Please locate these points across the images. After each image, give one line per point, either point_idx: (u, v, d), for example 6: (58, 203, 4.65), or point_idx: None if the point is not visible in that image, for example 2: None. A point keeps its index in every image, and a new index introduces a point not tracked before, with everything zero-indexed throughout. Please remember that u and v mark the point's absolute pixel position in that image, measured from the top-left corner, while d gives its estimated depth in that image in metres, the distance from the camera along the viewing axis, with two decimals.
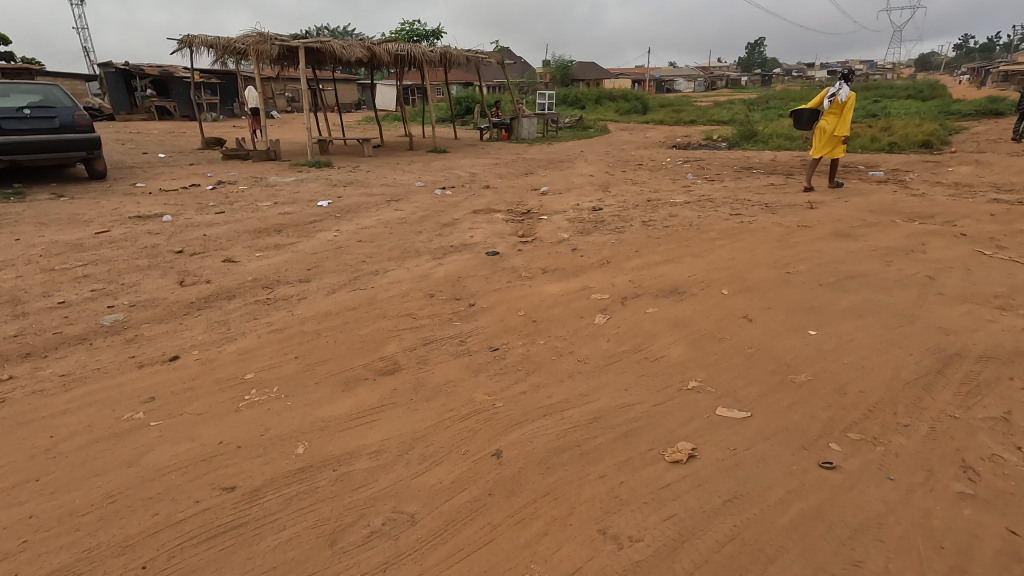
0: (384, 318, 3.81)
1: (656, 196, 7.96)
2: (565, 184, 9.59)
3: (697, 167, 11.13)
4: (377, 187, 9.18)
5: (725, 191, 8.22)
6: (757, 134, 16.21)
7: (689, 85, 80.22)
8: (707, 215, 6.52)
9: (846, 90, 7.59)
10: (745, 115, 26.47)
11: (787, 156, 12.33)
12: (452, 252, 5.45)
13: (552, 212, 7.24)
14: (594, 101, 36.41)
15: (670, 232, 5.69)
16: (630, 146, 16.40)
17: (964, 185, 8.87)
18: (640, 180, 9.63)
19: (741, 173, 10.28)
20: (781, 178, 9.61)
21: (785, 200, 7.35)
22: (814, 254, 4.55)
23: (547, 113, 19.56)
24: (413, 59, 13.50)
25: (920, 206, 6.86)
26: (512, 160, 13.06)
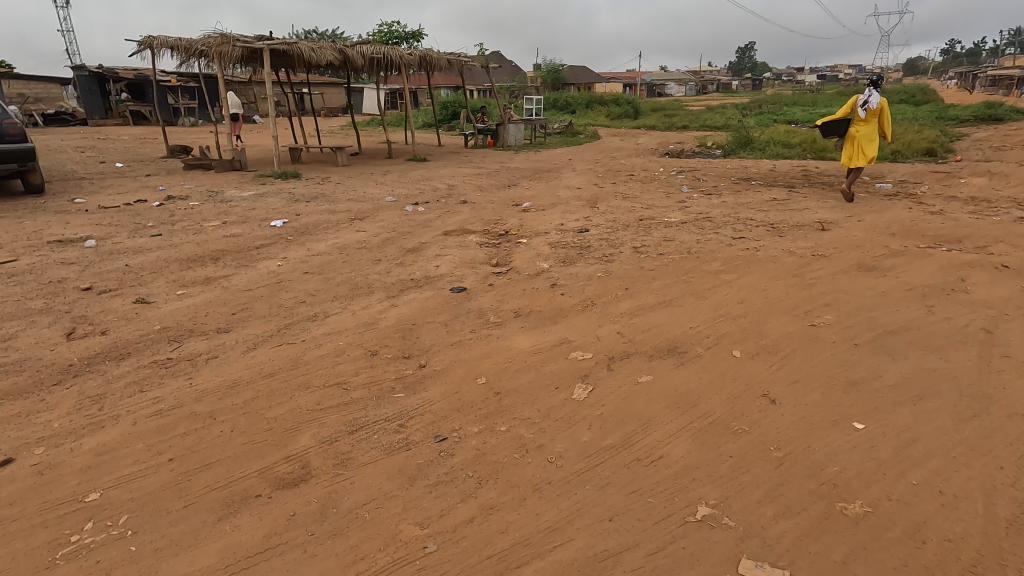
0: (305, 392, 2.99)
1: (649, 214, 7.22)
2: (550, 198, 8.84)
3: (692, 178, 10.43)
4: (345, 203, 8.38)
5: (724, 208, 7.50)
6: (753, 141, 15.56)
7: (680, 89, 79.98)
8: (706, 238, 5.78)
9: (879, 97, 7.16)
10: (739, 120, 25.91)
11: (786, 166, 11.65)
12: (411, 288, 4.65)
13: (533, 233, 6.48)
14: (585, 106, 35.71)
15: (664, 263, 4.94)
16: (621, 153, 15.67)
17: (980, 199, 8.22)
18: (631, 194, 8.90)
19: (740, 185, 9.56)
20: (782, 191, 8.91)
21: (791, 220, 6.64)
22: (839, 296, 3.80)
23: (535, 119, 18.82)
24: (390, 62, 12.70)
25: (942, 226, 6.18)
26: (496, 169, 12.30)
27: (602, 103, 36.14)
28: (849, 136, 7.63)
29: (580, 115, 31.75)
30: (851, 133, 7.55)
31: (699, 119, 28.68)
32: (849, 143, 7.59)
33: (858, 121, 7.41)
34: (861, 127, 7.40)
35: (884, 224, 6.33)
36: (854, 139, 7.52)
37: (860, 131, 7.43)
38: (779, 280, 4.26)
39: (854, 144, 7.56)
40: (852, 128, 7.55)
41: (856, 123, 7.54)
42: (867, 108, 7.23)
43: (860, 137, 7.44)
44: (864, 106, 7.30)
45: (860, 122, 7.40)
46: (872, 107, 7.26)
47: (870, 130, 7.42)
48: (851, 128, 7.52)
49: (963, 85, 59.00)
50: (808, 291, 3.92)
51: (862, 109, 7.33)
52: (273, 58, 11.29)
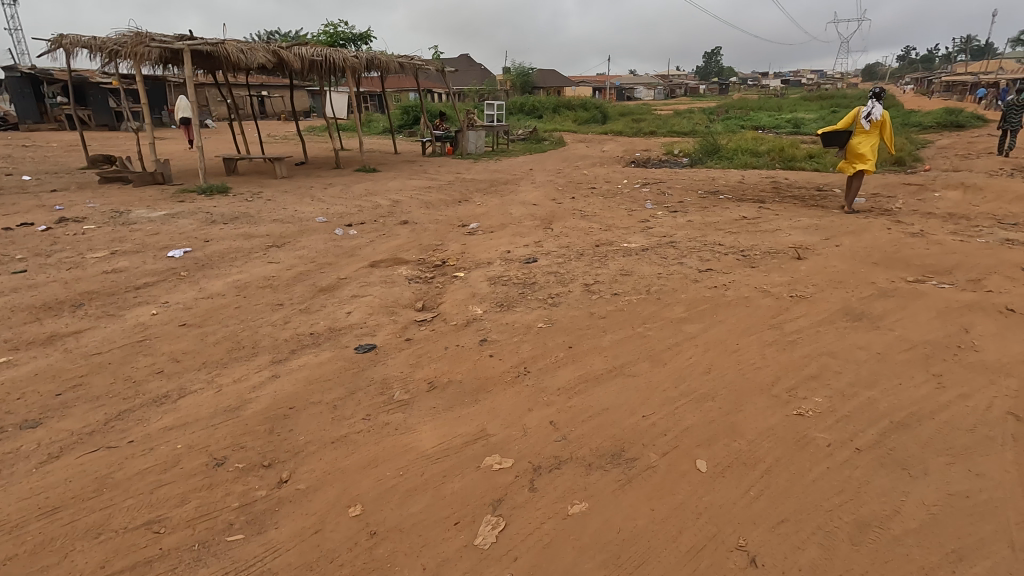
0: (93, 543, 2.09)
1: (608, 238, 6.46)
2: (501, 216, 8.03)
3: (657, 192, 9.76)
4: (269, 224, 7.42)
5: (689, 229, 6.81)
6: (721, 149, 15.07)
7: (649, 93, 80.43)
8: (668, 272, 5.03)
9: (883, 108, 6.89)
10: (706, 126, 25.58)
11: (754, 177, 11.11)
12: (308, 346, 3.75)
13: (475, 264, 5.64)
14: (552, 110, 35.10)
15: (618, 308, 4.15)
16: (585, 162, 14.98)
17: (957, 216, 7.73)
18: (591, 212, 8.15)
19: (706, 201, 8.92)
20: (752, 208, 8.29)
21: (762, 245, 5.96)
22: (827, 364, 3.06)
23: (497, 125, 18.00)
24: (333, 66, 11.73)
25: (926, 252, 5.57)
26: (449, 182, 11.44)
27: (570, 108, 35.62)
28: (849, 148, 7.37)
29: (546, 121, 31.07)
30: (853, 144, 7.28)
31: (666, 124, 28.33)
32: (850, 155, 7.32)
33: (860, 132, 7.14)
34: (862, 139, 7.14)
35: (864, 250, 5.69)
36: (855, 151, 7.26)
37: (862, 143, 7.16)
38: (753, 335, 3.51)
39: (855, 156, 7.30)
40: (853, 140, 7.28)
41: (857, 135, 7.27)
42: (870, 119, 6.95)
43: (862, 150, 7.17)
44: (867, 118, 7.03)
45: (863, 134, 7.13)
46: (875, 118, 6.98)
47: (872, 142, 7.16)
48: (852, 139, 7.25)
49: (921, 90, 60.60)
50: (789, 355, 3.17)
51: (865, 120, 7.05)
52: (198, 60, 10.21)
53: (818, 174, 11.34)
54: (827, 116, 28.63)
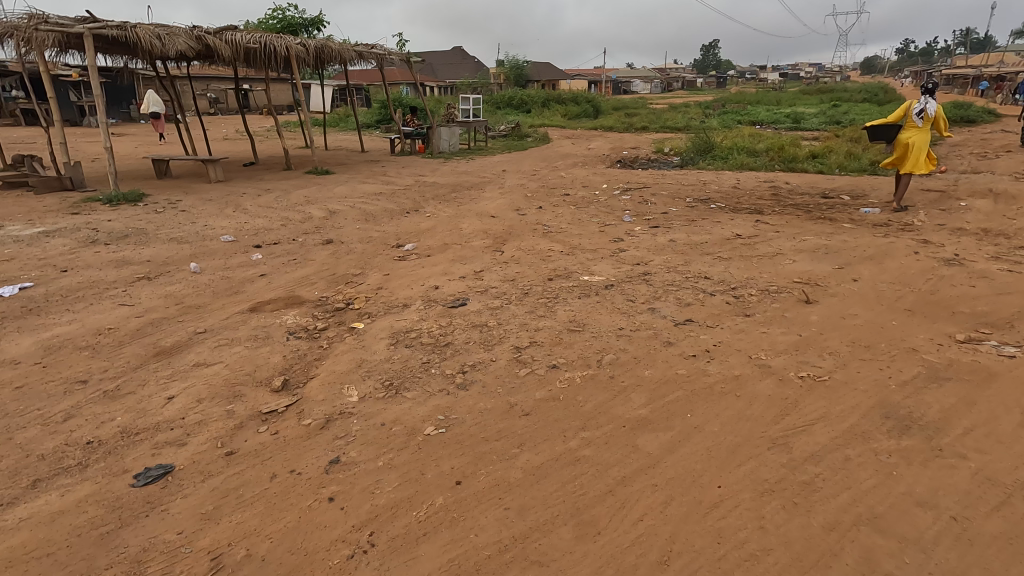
0: None
1: (566, 268, 5.17)
2: (449, 232, 6.73)
3: (637, 199, 8.48)
4: (161, 244, 6.11)
5: (669, 254, 5.53)
6: (715, 147, 13.80)
7: (645, 86, 78.93)
8: (632, 324, 3.75)
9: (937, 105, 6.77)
10: (702, 121, 24.32)
11: (750, 181, 9.84)
12: (64, 471, 2.47)
13: (387, 306, 4.35)
14: (541, 105, 33.68)
15: (550, 397, 2.87)
16: (567, 161, 13.68)
17: (993, 232, 6.45)
18: (555, 227, 6.86)
19: (692, 212, 7.66)
20: (746, 221, 7.01)
21: (757, 279, 4.68)
22: (867, 556, 1.80)
23: (472, 120, 16.64)
24: (274, 54, 10.35)
25: (972, 290, 4.30)
26: (406, 186, 10.12)
27: (560, 102, 34.21)
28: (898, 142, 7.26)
29: (535, 115, 29.72)
30: (902, 139, 7.18)
31: (659, 119, 26.99)
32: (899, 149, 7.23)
33: (910, 127, 7.04)
34: (913, 134, 7.03)
35: (890, 287, 4.40)
36: (905, 146, 7.15)
37: (913, 138, 7.05)
38: (740, 469, 2.23)
39: (905, 151, 7.19)
40: (903, 134, 7.18)
41: (908, 129, 7.15)
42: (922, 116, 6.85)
43: (912, 145, 7.07)
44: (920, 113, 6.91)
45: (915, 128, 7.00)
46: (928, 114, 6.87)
47: (923, 138, 7.05)
48: (903, 134, 7.14)
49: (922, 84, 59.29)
50: (800, 526, 1.91)
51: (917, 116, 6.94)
52: (109, 46, 8.84)
53: (823, 179, 10.09)
54: (827, 111, 27.34)
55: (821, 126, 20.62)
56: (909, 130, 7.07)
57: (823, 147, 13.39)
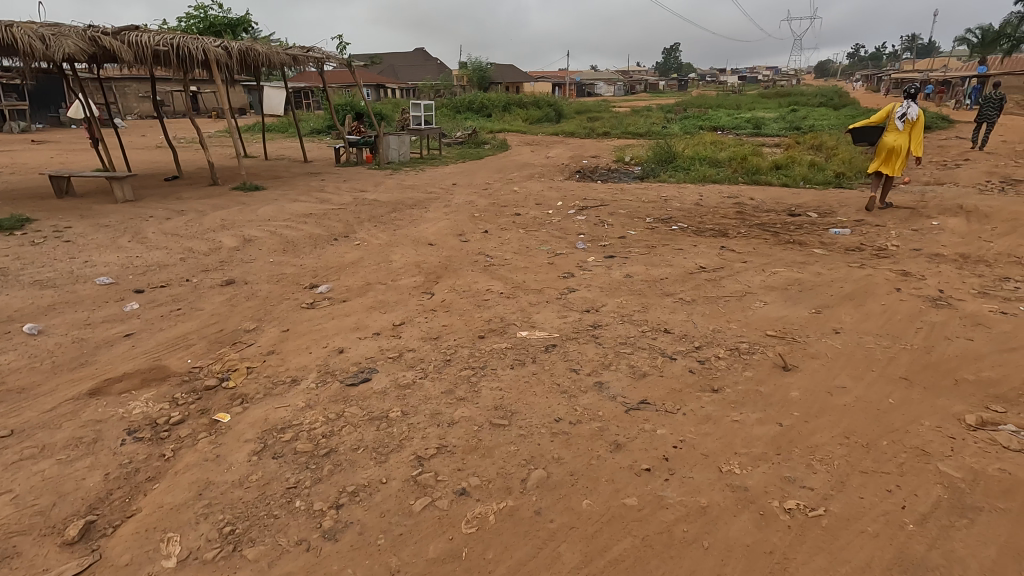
0: None
1: (503, 317, 4.37)
2: (377, 267, 5.85)
3: (593, 220, 7.76)
4: (18, 290, 5.04)
5: (624, 296, 4.81)
6: (676, 156, 13.29)
7: (609, 89, 79.27)
8: (573, 411, 2.96)
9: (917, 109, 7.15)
10: (664, 127, 24.04)
11: (713, 196, 9.28)
12: None
13: (271, 382, 3.46)
14: (501, 109, 32.91)
15: (449, 555, 2.07)
16: (524, 172, 12.96)
17: (972, 259, 5.95)
18: (498, 259, 6.06)
19: (651, 237, 6.96)
20: (710, 247, 6.35)
21: (726, 333, 3.97)
22: None
23: (425, 127, 15.74)
24: (189, 57, 9.31)
25: (971, 346, 3.68)
26: (342, 205, 9.17)
27: (521, 106, 33.50)
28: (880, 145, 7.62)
29: (497, 120, 29.00)
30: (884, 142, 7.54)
31: (620, 124, 26.57)
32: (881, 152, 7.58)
33: (892, 130, 7.40)
34: (894, 137, 7.38)
35: (878, 343, 3.75)
36: (886, 149, 7.50)
37: (893, 141, 7.41)
38: None
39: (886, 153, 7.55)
40: (884, 138, 7.54)
41: (889, 133, 7.52)
42: (904, 119, 7.21)
43: (893, 147, 7.42)
44: (901, 117, 7.27)
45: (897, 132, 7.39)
46: (909, 118, 7.24)
47: (903, 141, 7.41)
48: (885, 136, 7.50)
49: (873, 87, 61.05)
50: None
51: (899, 119, 7.31)
52: None
53: (787, 193, 9.61)
54: (785, 115, 27.48)
55: (782, 132, 20.55)
56: (891, 133, 7.43)
57: (786, 156, 13.05)
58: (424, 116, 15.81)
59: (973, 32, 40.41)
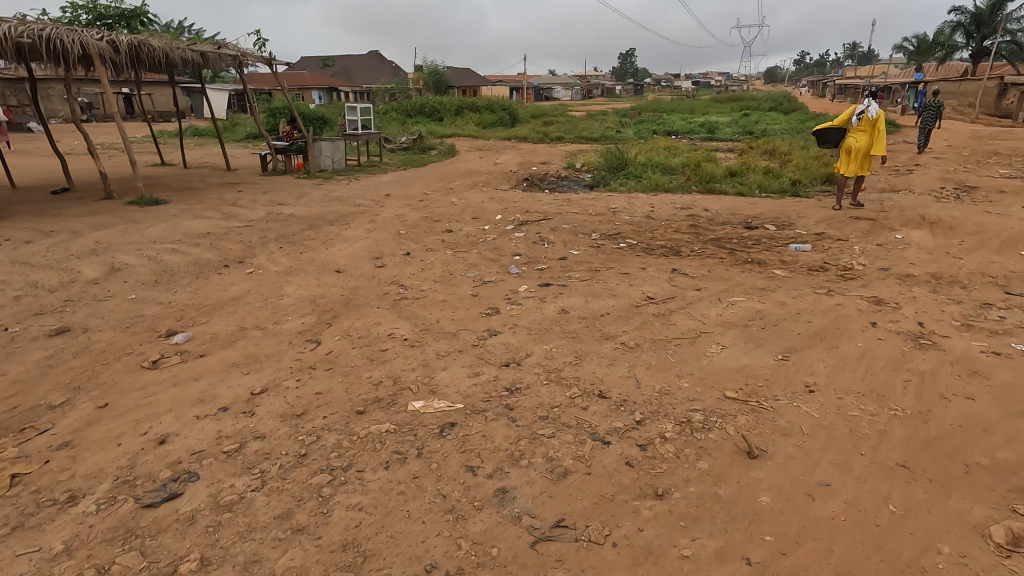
0: None
1: (398, 377, 3.42)
2: (262, 303, 4.81)
3: (532, 238, 6.92)
4: None
5: (555, 341, 3.94)
6: (627, 162, 12.66)
7: (567, 93, 79.40)
8: (455, 551, 2.05)
9: (876, 107, 7.44)
10: (618, 131, 23.60)
11: (666, 207, 8.59)
12: None
13: (37, 502, 2.41)
14: (454, 112, 31.96)
15: None
16: (468, 180, 12.06)
17: (943, 280, 5.37)
18: (414, 289, 5.12)
19: (595, 258, 6.14)
20: (659, 270, 5.58)
21: (675, 396, 3.13)
22: None
23: (363, 132, 14.65)
24: (64, 50, 8.03)
25: (973, 407, 2.96)
26: (252, 221, 8.04)
27: (475, 110, 32.63)
28: (844, 145, 7.89)
29: (449, 124, 28.06)
30: (848, 142, 7.80)
31: (574, 129, 26.06)
32: (846, 151, 7.83)
33: (854, 129, 7.68)
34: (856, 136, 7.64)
35: (862, 406, 2.98)
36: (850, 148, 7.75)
37: (856, 140, 7.67)
38: None
39: (851, 153, 7.81)
40: (848, 138, 7.81)
41: (852, 133, 7.81)
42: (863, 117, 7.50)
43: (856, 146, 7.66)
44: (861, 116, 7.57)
45: (858, 132, 7.64)
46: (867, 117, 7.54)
47: (865, 140, 7.67)
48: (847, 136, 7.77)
49: (820, 93, 62.98)
50: None
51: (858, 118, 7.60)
52: None
53: (743, 202, 9.04)
54: (738, 120, 27.54)
55: (735, 137, 20.36)
56: (852, 133, 7.70)
57: (740, 162, 12.59)
58: (361, 120, 14.69)
59: (910, 40, 41.90)
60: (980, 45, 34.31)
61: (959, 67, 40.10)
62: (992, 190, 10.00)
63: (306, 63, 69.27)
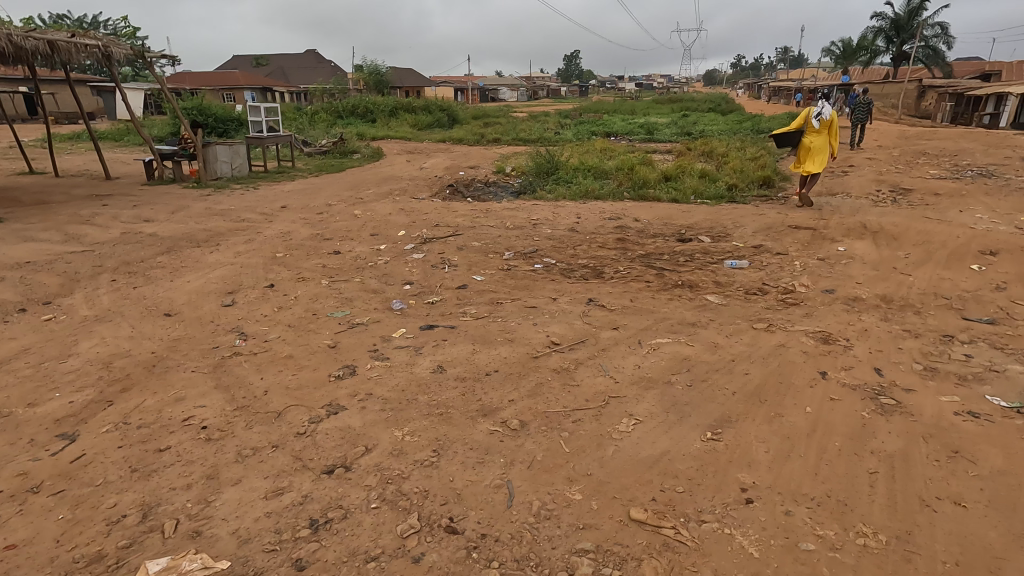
0: None
1: (157, 506, 2.29)
2: (32, 370, 3.53)
3: (432, 260, 5.86)
4: None
5: (414, 420, 2.90)
6: (558, 166, 11.81)
7: (512, 94, 78.73)
8: None
9: (830, 110, 7.76)
10: (557, 133, 22.90)
11: (592, 218, 7.73)
12: None
13: None
14: (389, 113, 30.46)
15: None
16: (384, 188, 10.89)
17: (894, 304, 4.67)
18: (256, 339, 3.95)
19: (501, 285, 5.14)
20: (572, 301, 4.63)
21: (557, 525, 2.15)
22: None
23: (269, 135, 13.20)
24: None
25: (965, 523, 2.11)
26: (97, 244, 6.61)
27: (410, 111, 31.23)
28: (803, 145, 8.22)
29: (382, 126, 26.66)
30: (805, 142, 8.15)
31: (512, 130, 25.23)
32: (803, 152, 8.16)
33: (810, 130, 7.99)
34: (812, 137, 7.98)
35: (817, 531, 2.08)
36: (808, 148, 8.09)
37: (813, 140, 8.00)
38: None
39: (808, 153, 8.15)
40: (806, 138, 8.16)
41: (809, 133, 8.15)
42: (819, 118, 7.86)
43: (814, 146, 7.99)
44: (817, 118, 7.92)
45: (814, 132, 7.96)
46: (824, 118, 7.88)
47: (822, 140, 8.01)
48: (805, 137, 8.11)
49: (755, 95, 64.91)
50: None
51: (815, 119, 7.93)
52: None
53: (677, 210, 8.29)
54: (676, 121, 27.42)
55: (673, 138, 19.98)
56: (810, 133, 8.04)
57: (676, 165, 11.97)
58: (267, 121, 13.21)
59: (836, 43, 43.43)
60: (900, 50, 35.76)
61: (881, 70, 41.82)
62: (927, 192, 9.66)
63: (236, 62, 65.69)
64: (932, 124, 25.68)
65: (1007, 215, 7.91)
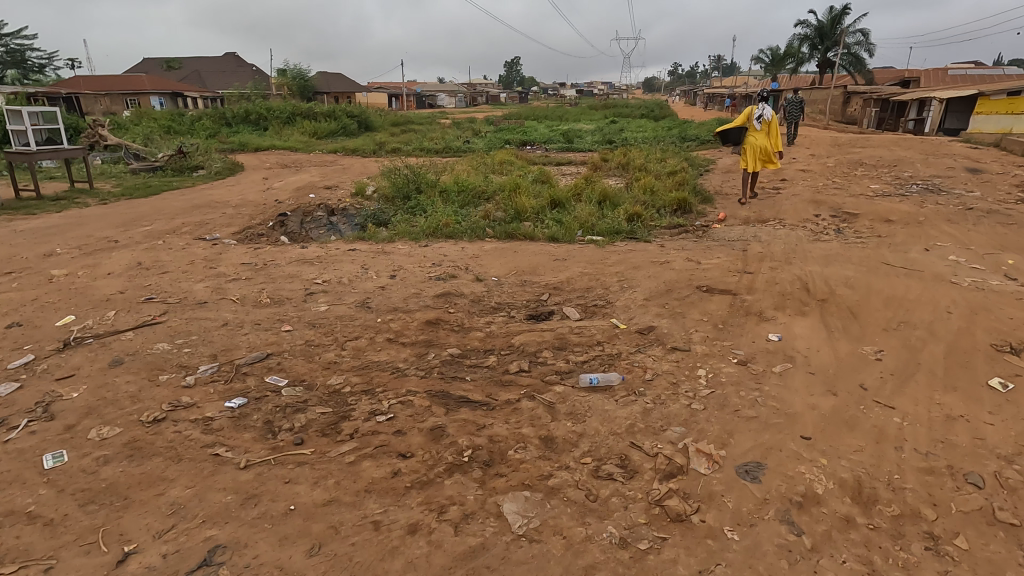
0: None
1: None
2: None
3: (16, 402, 3.01)
4: None
5: None
6: (426, 182, 9.13)
7: (449, 100, 75.85)
8: None
9: (771, 110, 6.68)
10: (468, 142, 20.39)
11: (411, 279, 5.07)
12: None
13: None
14: (286, 120, 26.95)
15: None
16: (172, 222, 7.89)
17: (879, 517, 2.22)
18: None
19: (71, 489, 2.38)
20: (159, 570, 1.93)
21: None
22: None
23: (45, 150, 9.90)
24: None
25: None
26: None
27: (314, 117, 27.97)
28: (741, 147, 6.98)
29: (274, 135, 23.29)
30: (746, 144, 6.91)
31: (421, 139, 22.40)
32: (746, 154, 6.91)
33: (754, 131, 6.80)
34: (758, 137, 6.80)
35: None
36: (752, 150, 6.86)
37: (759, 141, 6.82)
38: None
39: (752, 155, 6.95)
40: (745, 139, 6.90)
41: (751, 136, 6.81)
42: (763, 118, 6.65)
43: (759, 147, 6.80)
44: (759, 117, 6.73)
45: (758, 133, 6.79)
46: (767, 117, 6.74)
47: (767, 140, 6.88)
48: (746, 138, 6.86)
49: (690, 102, 64.69)
50: None
51: (757, 120, 6.76)
52: None
53: (548, 257, 5.78)
54: (603, 127, 25.38)
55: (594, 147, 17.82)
56: (753, 133, 6.82)
57: (576, 182, 9.58)
58: (39, 130, 9.90)
59: (764, 51, 43.03)
60: (825, 56, 35.38)
61: (809, 77, 41.63)
62: (877, 218, 7.58)
63: (140, 63, 59.69)
64: (861, 130, 24.73)
65: (986, 253, 5.82)
